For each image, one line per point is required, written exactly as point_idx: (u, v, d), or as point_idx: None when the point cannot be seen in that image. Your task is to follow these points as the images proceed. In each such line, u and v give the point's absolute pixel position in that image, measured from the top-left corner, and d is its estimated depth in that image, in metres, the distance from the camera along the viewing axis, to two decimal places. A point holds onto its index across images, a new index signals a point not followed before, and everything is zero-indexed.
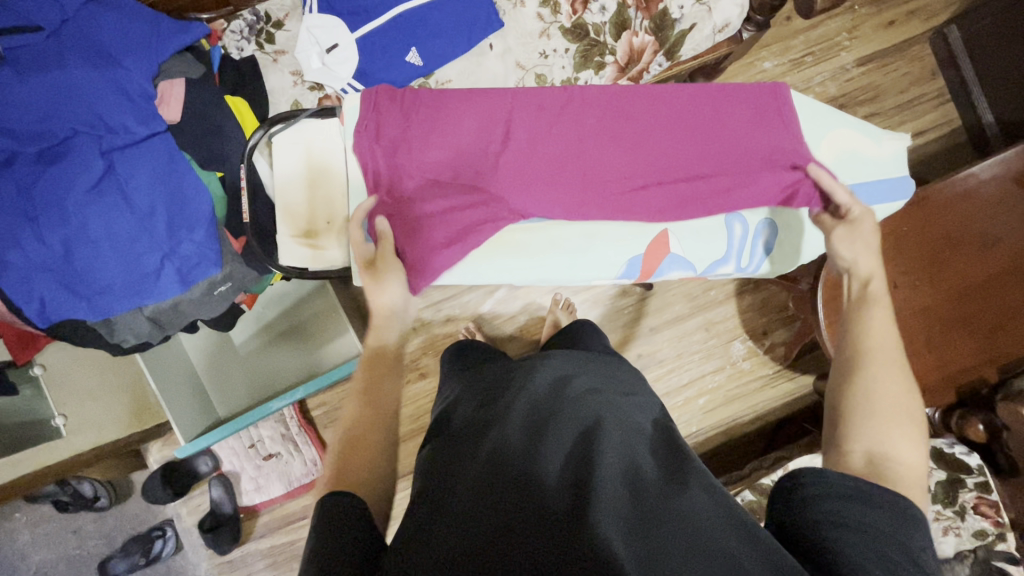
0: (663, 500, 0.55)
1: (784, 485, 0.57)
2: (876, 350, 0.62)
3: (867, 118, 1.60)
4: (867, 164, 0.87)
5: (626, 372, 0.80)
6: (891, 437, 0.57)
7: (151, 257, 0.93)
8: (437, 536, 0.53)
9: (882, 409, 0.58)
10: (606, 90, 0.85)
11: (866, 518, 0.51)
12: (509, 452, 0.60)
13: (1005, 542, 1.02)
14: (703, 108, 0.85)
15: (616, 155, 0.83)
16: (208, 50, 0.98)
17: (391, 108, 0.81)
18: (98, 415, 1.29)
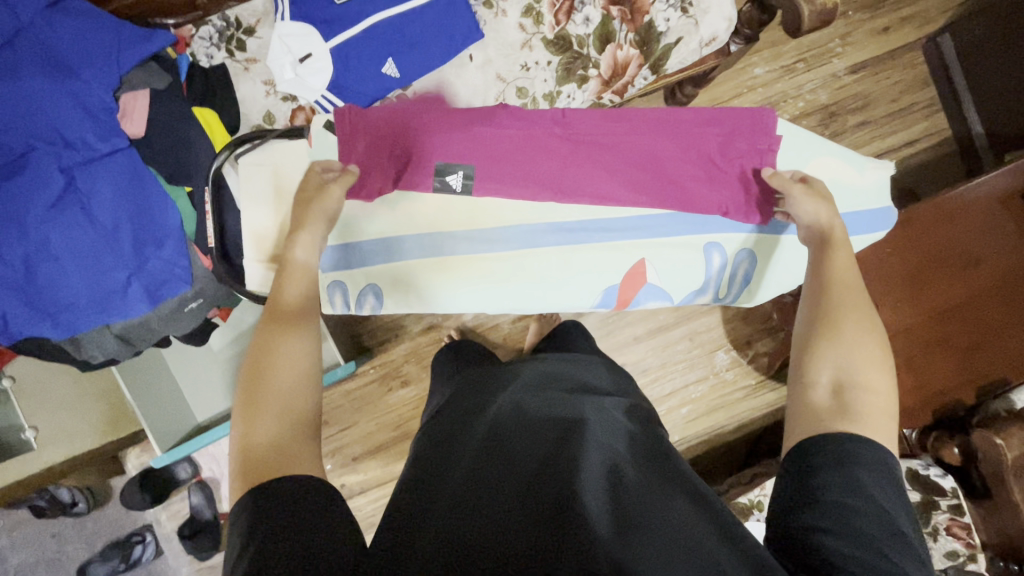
0: (645, 500, 0.53)
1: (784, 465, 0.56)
2: (840, 285, 0.67)
3: (857, 127, 1.58)
4: (850, 192, 0.85)
5: (588, 368, 0.79)
6: (859, 363, 0.60)
7: (117, 274, 0.90)
8: (421, 529, 0.51)
9: (853, 345, 0.61)
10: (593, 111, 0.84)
11: (848, 487, 0.50)
12: (490, 455, 0.58)
13: (976, 562, 1.04)
14: (686, 133, 0.84)
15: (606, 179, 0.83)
16: (175, 59, 0.94)
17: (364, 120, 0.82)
18: (71, 425, 1.26)
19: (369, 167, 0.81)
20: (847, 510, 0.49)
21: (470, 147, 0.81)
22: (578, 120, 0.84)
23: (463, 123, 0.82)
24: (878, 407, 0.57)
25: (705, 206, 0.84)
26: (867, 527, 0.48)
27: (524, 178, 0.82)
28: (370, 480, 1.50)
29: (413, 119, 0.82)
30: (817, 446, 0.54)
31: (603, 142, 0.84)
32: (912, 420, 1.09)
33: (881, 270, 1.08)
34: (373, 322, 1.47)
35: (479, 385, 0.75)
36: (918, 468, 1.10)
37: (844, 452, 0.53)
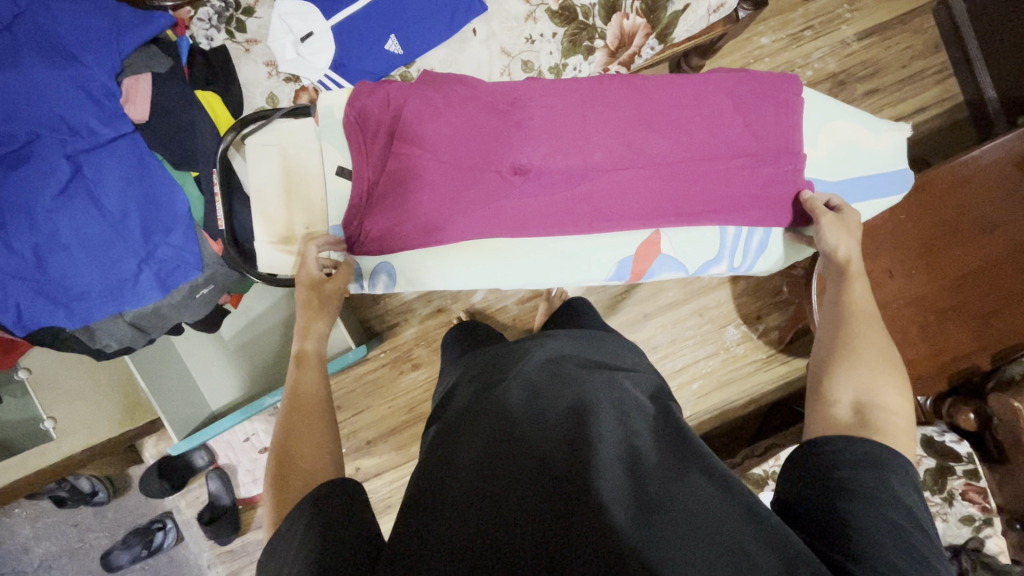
0: (663, 484, 0.52)
1: (809, 451, 0.56)
2: (859, 316, 0.67)
3: (867, 95, 1.55)
4: (864, 158, 0.80)
5: (614, 347, 0.81)
6: (883, 393, 0.59)
7: (127, 262, 0.90)
8: (439, 521, 0.51)
9: (875, 367, 0.61)
10: (621, 80, 0.78)
11: (874, 481, 0.50)
12: (508, 436, 0.58)
13: (991, 527, 1.04)
14: (716, 103, 0.78)
15: (632, 156, 0.77)
16: (175, 42, 0.92)
17: (377, 105, 0.74)
18: (89, 415, 1.28)
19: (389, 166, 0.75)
20: (879, 501, 0.49)
21: (485, 182, 0.75)
22: (596, 147, 0.76)
23: (482, 136, 0.75)
24: (892, 423, 0.57)
25: (736, 179, 0.78)
26: (901, 520, 0.48)
27: (543, 220, 0.78)
28: (384, 463, 1.51)
29: (428, 149, 0.74)
30: (850, 441, 0.54)
31: (630, 160, 0.77)
32: (927, 388, 1.09)
33: (894, 245, 1.07)
34: (384, 305, 1.48)
35: (494, 362, 0.75)
36: (933, 435, 1.10)
37: (869, 452, 0.53)
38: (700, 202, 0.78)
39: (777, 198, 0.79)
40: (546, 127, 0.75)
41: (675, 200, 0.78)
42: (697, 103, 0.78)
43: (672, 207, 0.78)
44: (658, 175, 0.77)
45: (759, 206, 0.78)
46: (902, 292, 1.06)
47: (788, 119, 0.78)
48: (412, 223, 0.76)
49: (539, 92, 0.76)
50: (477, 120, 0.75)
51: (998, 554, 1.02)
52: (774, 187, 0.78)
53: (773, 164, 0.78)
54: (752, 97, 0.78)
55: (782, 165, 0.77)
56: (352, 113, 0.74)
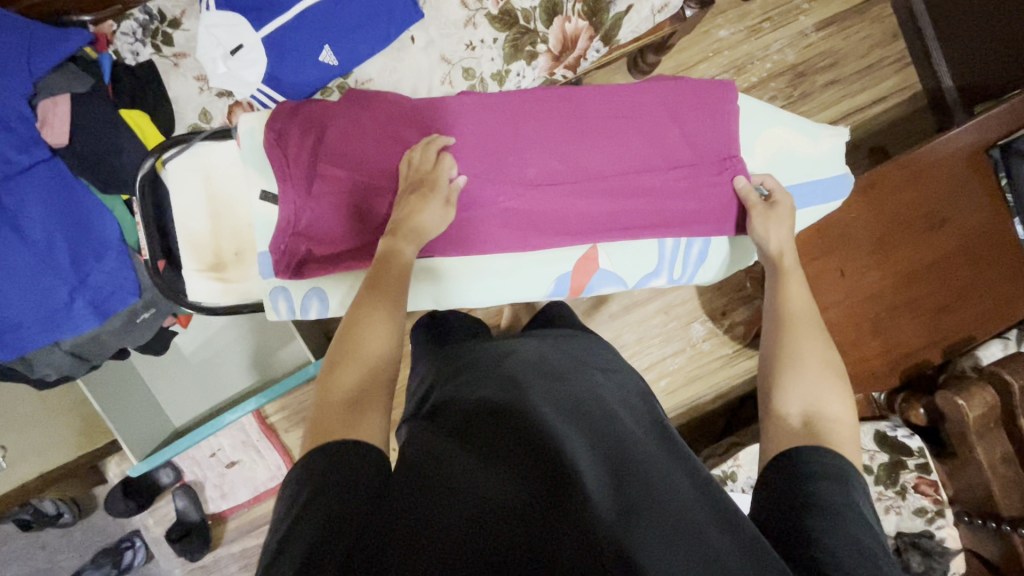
0: (649, 486, 0.50)
1: (778, 462, 0.56)
2: (798, 318, 0.66)
3: (827, 86, 1.54)
4: (801, 166, 0.78)
5: (591, 344, 0.77)
6: (827, 399, 0.59)
7: (58, 291, 0.87)
8: (418, 509, 0.47)
9: (816, 372, 0.61)
10: (557, 92, 0.76)
11: (841, 497, 0.50)
12: (495, 429, 0.56)
13: (944, 519, 1.05)
14: (655, 111, 0.76)
15: (570, 171, 0.75)
16: (95, 59, 0.89)
17: (295, 128, 0.71)
18: (42, 441, 1.24)
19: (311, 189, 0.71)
20: (846, 518, 0.49)
21: None
22: (531, 161, 0.74)
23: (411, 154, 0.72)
24: (843, 438, 0.57)
25: (672, 192, 0.76)
26: (865, 537, 0.48)
27: (480, 236, 0.75)
28: None
29: (353, 170, 0.71)
30: (819, 451, 0.54)
31: (565, 174, 0.75)
32: (881, 383, 1.10)
33: (847, 242, 1.07)
34: None
35: (456, 356, 0.72)
36: (886, 430, 1.11)
37: (835, 467, 0.53)
38: (636, 216, 0.77)
39: (714, 212, 0.77)
40: (478, 144, 0.73)
41: (611, 215, 0.77)
42: (635, 114, 0.76)
43: (609, 223, 0.77)
44: (594, 191, 0.76)
45: (694, 220, 0.77)
46: (855, 291, 1.07)
47: (726, 129, 0.76)
48: (342, 250, 0.73)
49: (473, 106, 0.74)
50: (407, 137, 0.73)
51: (949, 543, 1.04)
52: (709, 199, 0.77)
53: (710, 174, 0.76)
54: (689, 104, 0.76)
55: (719, 174, 0.76)
56: (273, 134, 0.71)
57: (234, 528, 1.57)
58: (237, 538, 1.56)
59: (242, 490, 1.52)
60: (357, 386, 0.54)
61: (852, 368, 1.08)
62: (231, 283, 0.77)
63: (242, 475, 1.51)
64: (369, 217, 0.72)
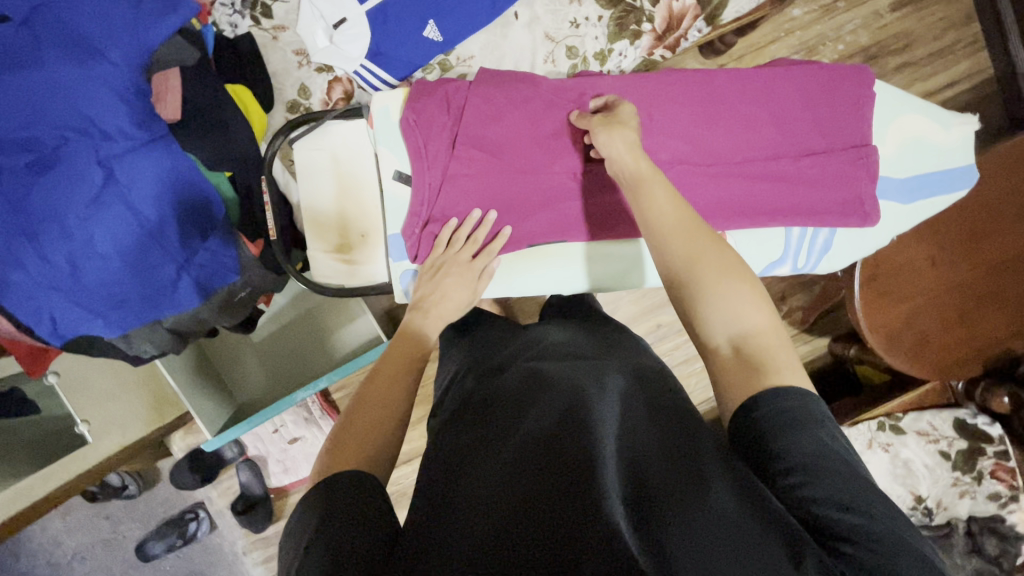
0: (671, 474, 0.47)
1: (745, 409, 0.49)
2: (675, 240, 0.57)
3: (899, 68, 1.51)
4: (932, 156, 0.78)
5: (612, 336, 0.75)
6: (737, 313, 0.52)
7: (166, 268, 0.87)
8: (450, 521, 0.47)
9: (714, 285, 0.54)
10: (689, 75, 0.75)
11: (818, 446, 0.45)
12: (509, 430, 0.54)
13: (1016, 502, 1.09)
14: (783, 97, 0.75)
15: (698, 156, 0.75)
16: (200, 31, 0.86)
17: (433, 109, 0.70)
18: (120, 416, 1.25)
19: (448, 172, 0.71)
20: (834, 472, 0.44)
21: (549, 190, 0.73)
22: (663, 146, 0.74)
23: (546, 139, 0.72)
24: (773, 348, 0.51)
25: (799, 179, 0.76)
26: (852, 483, 0.44)
27: (612, 221, 0.75)
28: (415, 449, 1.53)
29: (493, 154, 0.71)
30: (781, 393, 0.48)
31: (696, 160, 0.75)
32: (963, 372, 1.10)
33: (938, 230, 1.06)
34: None
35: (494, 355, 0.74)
36: (966, 418, 1.12)
37: (799, 408, 0.47)
38: (764, 203, 0.76)
39: (845, 200, 0.76)
40: None
41: (738, 201, 0.76)
42: (766, 99, 0.75)
43: (736, 209, 0.76)
44: (722, 176, 0.75)
45: (823, 208, 0.76)
46: (942, 280, 1.07)
47: (859, 117, 0.75)
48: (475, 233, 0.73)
49: (607, 88, 0.73)
50: (543, 121, 0.72)
51: (1020, 528, 1.09)
52: (839, 186, 0.76)
53: (843, 161, 0.75)
54: (822, 89, 0.75)
55: (853, 161, 0.75)
56: (410, 114, 0.70)
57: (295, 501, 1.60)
58: None
59: (304, 465, 1.55)
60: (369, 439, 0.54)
61: (937, 357, 1.09)
62: (356, 266, 0.77)
63: (304, 451, 1.53)
64: (504, 201, 0.73)
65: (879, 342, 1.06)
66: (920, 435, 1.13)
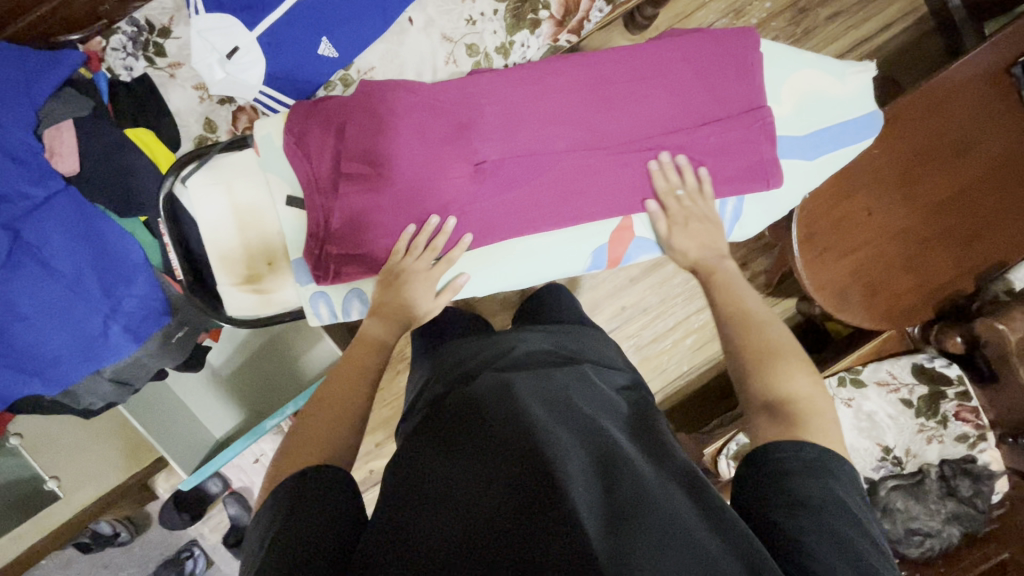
0: (637, 485, 0.48)
1: (760, 451, 0.52)
2: (743, 317, 0.63)
3: (832, 18, 1.48)
4: (831, 108, 0.77)
5: (593, 345, 0.78)
6: (780, 381, 0.56)
7: (93, 320, 0.86)
8: (417, 524, 0.47)
9: (768, 356, 0.59)
10: (571, 61, 0.74)
11: (820, 492, 0.48)
12: (479, 433, 0.54)
13: (985, 441, 1.08)
14: (673, 70, 0.74)
15: (593, 142, 0.73)
16: (91, 80, 0.86)
17: (316, 133, 0.70)
18: (92, 468, 1.25)
19: (339, 193, 0.70)
20: (828, 515, 0.46)
21: (445, 195, 0.72)
22: (554, 135, 0.72)
23: (433, 144, 0.70)
24: (818, 415, 0.54)
25: (701, 150, 0.75)
26: (847, 530, 0.46)
27: (515, 217, 0.74)
28: None
29: (379, 165, 0.70)
30: (799, 444, 0.51)
31: (593, 144, 0.73)
32: (914, 318, 1.10)
33: (874, 177, 1.04)
34: None
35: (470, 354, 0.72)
36: (924, 362, 1.12)
37: (813, 459, 0.50)
38: (667, 180, 0.75)
39: (747, 166, 0.75)
40: (499, 123, 0.72)
41: (641, 182, 0.75)
42: (655, 74, 0.74)
43: (639, 190, 0.75)
44: (620, 159, 0.74)
45: (728, 178, 0.75)
46: (883, 229, 1.05)
47: (749, 79, 0.74)
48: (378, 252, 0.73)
49: (491, 84, 0.72)
50: (427, 125, 0.70)
51: (992, 466, 1.08)
52: (741, 153, 0.75)
53: (740, 127, 0.74)
54: (709, 57, 0.74)
55: (752, 124, 0.74)
56: (291, 137, 0.70)
57: None
58: None
59: None
60: (327, 432, 0.56)
61: (887, 306, 1.08)
62: (268, 294, 0.78)
63: None
64: (399, 212, 0.71)
65: (824, 298, 1.06)
66: (880, 386, 1.12)
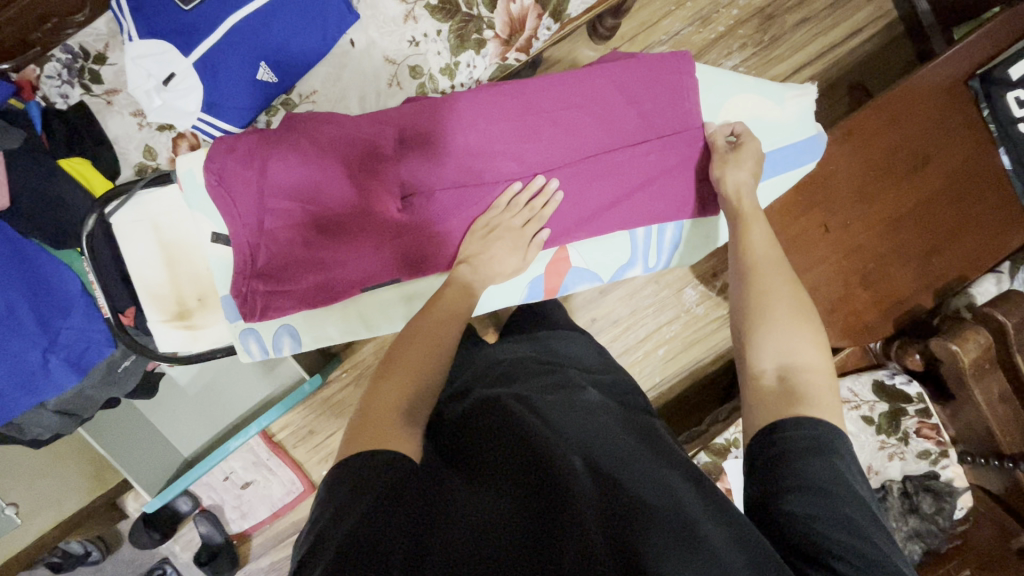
0: (640, 480, 0.49)
1: (766, 434, 0.52)
2: (762, 267, 0.63)
3: (799, 25, 1.41)
4: (770, 131, 0.78)
5: (564, 343, 0.80)
6: (790, 343, 0.57)
7: (31, 354, 0.85)
8: (432, 512, 0.47)
9: (784, 311, 0.59)
10: (505, 88, 0.73)
11: (829, 472, 0.47)
12: (481, 438, 0.55)
13: (948, 457, 1.07)
14: (607, 96, 0.73)
15: (525, 172, 0.73)
16: (22, 110, 0.85)
17: (236, 168, 0.68)
18: (51, 492, 1.24)
19: (265, 227, 0.70)
20: (837, 499, 0.47)
21: (381, 227, 0.72)
22: (486, 166, 0.72)
23: (367, 174, 0.70)
24: (825, 386, 0.55)
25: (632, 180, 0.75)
26: (855, 514, 0.46)
27: (452, 245, 0.75)
28: None
29: (304, 201, 0.69)
30: (810, 421, 0.51)
31: (524, 173, 0.73)
32: (873, 334, 1.09)
33: (830, 195, 1.03)
34: None
35: (465, 374, 0.73)
36: (884, 379, 1.11)
37: (820, 437, 0.50)
38: (598, 209, 0.76)
39: (673, 198, 0.77)
40: (433, 153, 0.71)
41: (573, 211, 0.76)
42: (588, 101, 0.73)
43: (571, 218, 0.76)
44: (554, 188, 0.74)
45: (656, 206, 0.77)
46: (838, 246, 1.04)
47: (682, 105, 0.74)
48: (311, 284, 0.73)
49: (421, 114, 0.71)
50: (357, 153, 0.70)
51: (955, 481, 1.06)
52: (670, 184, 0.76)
53: (671, 156, 0.74)
54: (644, 82, 0.73)
55: (687, 151, 0.74)
56: (212, 176, 0.67)
57: (259, 544, 1.58)
58: (264, 554, 1.58)
59: (260, 507, 1.53)
60: (387, 407, 0.54)
61: (845, 323, 1.07)
62: (201, 329, 0.79)
63: (258, 494, 1.51)
64: (329, 246, 0.72)
65: None
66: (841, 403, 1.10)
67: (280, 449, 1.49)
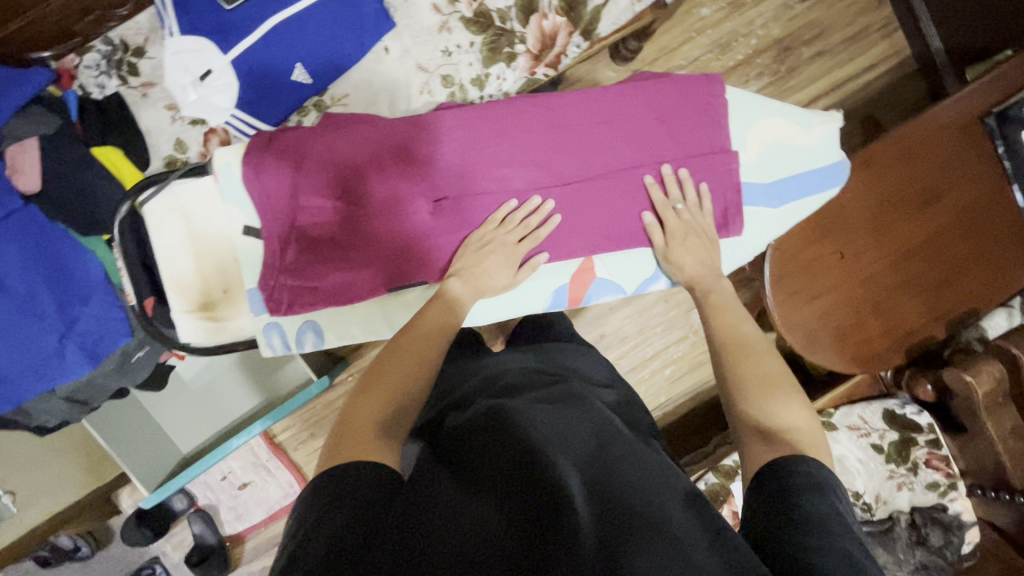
0: (636, 500, 0.47)
1: (765, 473, 0.52)
2: (731, 345, 0.64)
3: (814, 58, 1.44)
4: (796, 155, 0.79)
5: (581, 357, 0.80)
6: (771, 410, 0.57)
7: (47, 339, 0.85)
8: (420, 522, 0.47)
9: (751, 384, 0.59)
10: (535, 102, 0.75)
11: (826, 510, 0.47)
12: (478, 449, 0.55)
13: (956, 491, 1.06)
14: (636, 114, 0.75)
15: (552, 184, 0.75)
16: (60, 97, 0.87)
17: (274, 166, 0.69)
18: (48, 482, 1.22)
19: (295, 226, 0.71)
20: (832, 532, 0.45)
21: (405, 232, 0.73)
22: (514, 177, 0.74)
23: (393, 181, 0.71)
24: (818, 443, 0.55)
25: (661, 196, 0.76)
26: (855, 551, 0.44)
27: None
28: None
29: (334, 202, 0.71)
30: (811, 463, 0.51)
31: (553, 185, 0.75)
32: (885, 363, 1.09)
33: (845, 223, 1.04)
34: None
35: (469, 382, 0.73)
36: (895, 408, 1.11)
37: (817, 479, 0.50)
38: (625, 222, 0.77)
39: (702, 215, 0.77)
40: (460, 163, 0.73)
41: (598, 224, 0.77)
42: (618, 119, 0.75)
43: (597, 231, 0.77)
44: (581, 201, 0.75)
45: None
46: (852, 273, 1.05)
47: (711, 126, 0.76)
48: (333, 286, 0.74)
49: (431, 126, 0.73)
50: (387, 160, 0.71)
51: (963, 516, 1.06)
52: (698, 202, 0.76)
53: (699, 174, 0.76)
54: (674, 103, 0.76)
55: (714, 169, 0.76)
56: (251, 170, 0.69)
57: (252, 548, 1.55)
58: (256, 558, 1.55)
59: (256, 510, 1.51)
60: (371, 419, 0.54)
61: (857, 350, 1.07)
62: (223, 321, 0.79)
63: (255, 496, 1.49)
64: (354, 249, 0.73)
65: (794, 341, 1.05)
66: (851, 430, 1.10)
67: (281, 451, 1.47)
